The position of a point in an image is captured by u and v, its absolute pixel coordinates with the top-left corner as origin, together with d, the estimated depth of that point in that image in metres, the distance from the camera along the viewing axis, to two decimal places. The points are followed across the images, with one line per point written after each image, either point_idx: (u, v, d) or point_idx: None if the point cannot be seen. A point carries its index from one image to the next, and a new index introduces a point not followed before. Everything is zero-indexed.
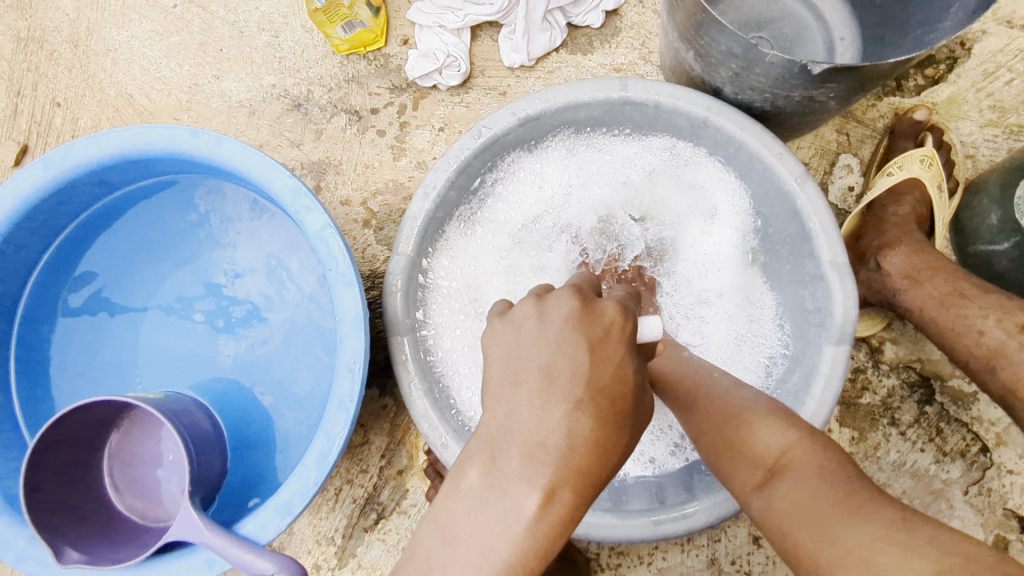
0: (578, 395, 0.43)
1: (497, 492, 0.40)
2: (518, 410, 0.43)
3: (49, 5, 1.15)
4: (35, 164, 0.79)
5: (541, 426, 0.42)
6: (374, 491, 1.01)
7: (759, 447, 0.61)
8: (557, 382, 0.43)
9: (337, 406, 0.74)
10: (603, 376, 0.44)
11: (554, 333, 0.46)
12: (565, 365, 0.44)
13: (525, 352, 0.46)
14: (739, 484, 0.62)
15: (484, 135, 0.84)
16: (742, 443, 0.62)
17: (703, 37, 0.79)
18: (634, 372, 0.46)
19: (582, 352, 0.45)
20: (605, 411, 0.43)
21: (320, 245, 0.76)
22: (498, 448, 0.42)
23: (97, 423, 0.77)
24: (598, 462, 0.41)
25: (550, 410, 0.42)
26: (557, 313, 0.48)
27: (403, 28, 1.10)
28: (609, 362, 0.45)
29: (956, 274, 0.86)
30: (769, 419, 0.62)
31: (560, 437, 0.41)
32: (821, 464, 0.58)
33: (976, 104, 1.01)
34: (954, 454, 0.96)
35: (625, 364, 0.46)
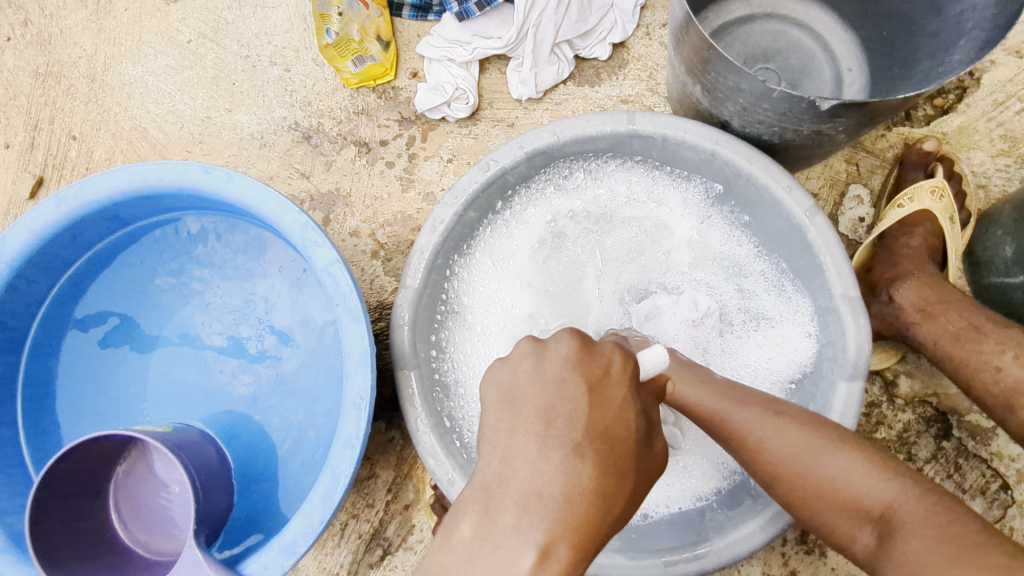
0: (576, 439, 0.42)
1: (489, 544, 0.39)
2: (514, 457, 0.42)
3: (68, 41, 1.18)
4: (48, 201, 0.79)
5: (539, 473, 0.41)
6: (380, 526, 1.00)
7: (862, 499, 0.64)
8: (554, 426, 0.43)
9: (344, 444, 0.73)
10: (604, 420, 0.44)
11: (553, 373, 0.46)
12: (563, 408, 0.44)
13: (523, 394, 0.45)
14: (849, 538, 0.65)
15: (492, 169, 0.84)
16: (844, 498, 0.65)
17: (709, 72, 0.79)
18: (635, 415, 0.46)
19: (581, 396, 0.44)
20: (604, 457, 0.42)
21: (328, 280, 0.76)
22: (493, 497, 0.41)
23: (104, 456, 0.76)
24: (598, 513, 0.41)
25: (547, 454, 0.42)
26: (556, 351, 0.48)
27: (413, 61, 1.12)
28: (611, 404, 0.45)
29: (972, 308, 0.84)
30: (864, 469, 0.65)
31: (557, 486, 0.40)
32: (925, 514, 0.60)
33: (987, 133, 1.00)
34: (973, 491, 0.94)
35: (627, 407, 0.46)
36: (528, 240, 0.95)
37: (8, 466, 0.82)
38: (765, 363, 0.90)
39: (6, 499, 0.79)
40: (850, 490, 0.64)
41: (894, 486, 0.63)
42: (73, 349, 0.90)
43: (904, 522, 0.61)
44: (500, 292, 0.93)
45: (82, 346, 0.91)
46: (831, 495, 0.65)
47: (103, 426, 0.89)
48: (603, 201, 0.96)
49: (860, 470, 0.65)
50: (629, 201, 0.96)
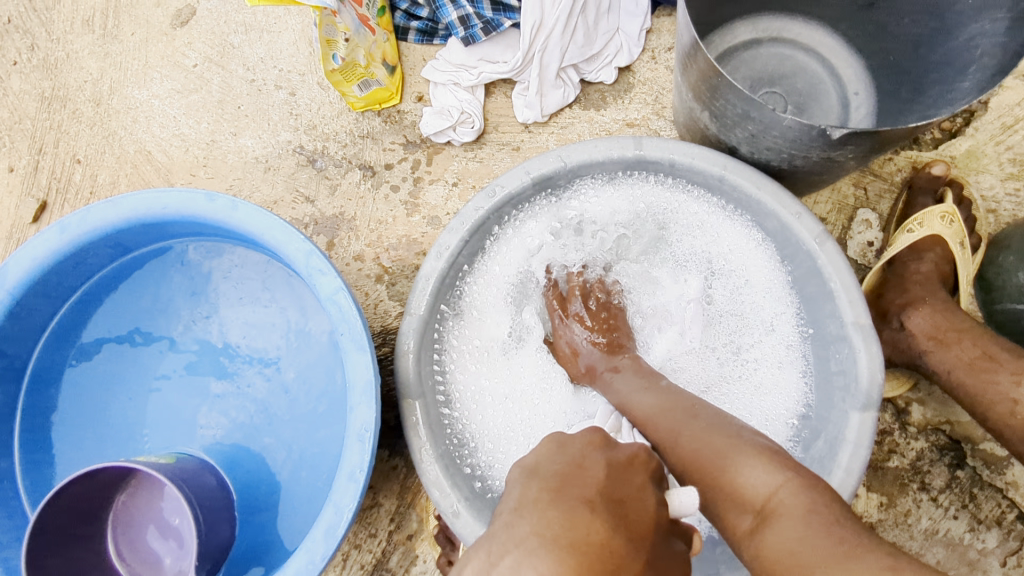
0: (589, 497, 0.41)
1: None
2: (525, 506, 0.41)
3: (74, 65, 1.18)
4: (51, 228, 0.79)
5: (545, 521, 0.39)
6: (383, 557, 0.98)
7: (745, 490, 0.60)
8: (567, 486, 0.42)
9: (347, 477, 0.72)
10: (620, 492, 0.43)
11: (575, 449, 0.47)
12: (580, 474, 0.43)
13: (542, 466, 0.45)
14: (730, 526, 0.61)
15: (498, 195, 0.83)
16: (725, 485, 0.61)
17: (717, 99, 0.79)
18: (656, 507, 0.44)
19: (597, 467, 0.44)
20: (615, 519, 0.40)
21: (332, 309, 0.75)
22: (496, 546, 0.39)
23: (100, 493, 0.75)
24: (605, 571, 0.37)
25: (557, 504, 0.40)
26: (578, 439, 0.48)
27: (419, 85, 1.12)
28: (628, 483, 0.44)
29: (985, 336, 0.83)
30: (753, 459, 0.61)
31: (562, 530, 0.38)
32: (807, 510, 0.57)
33: (996, 157, 1.00)
34: (988, 522, 0.92)
35: (646, 494, 0.44)
36: (535, 272, 0.94)
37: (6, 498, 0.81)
38: (775, 386, 0.89)
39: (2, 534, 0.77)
40: (734, 480, 0.61)
41: (780, 475, 0.60)
42: (72, 376, 0.89)
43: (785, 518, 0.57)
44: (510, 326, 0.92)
45: (81, 374, 0.89)
46: (718, 481, 0.62)
47: (101, 456, 0.87)
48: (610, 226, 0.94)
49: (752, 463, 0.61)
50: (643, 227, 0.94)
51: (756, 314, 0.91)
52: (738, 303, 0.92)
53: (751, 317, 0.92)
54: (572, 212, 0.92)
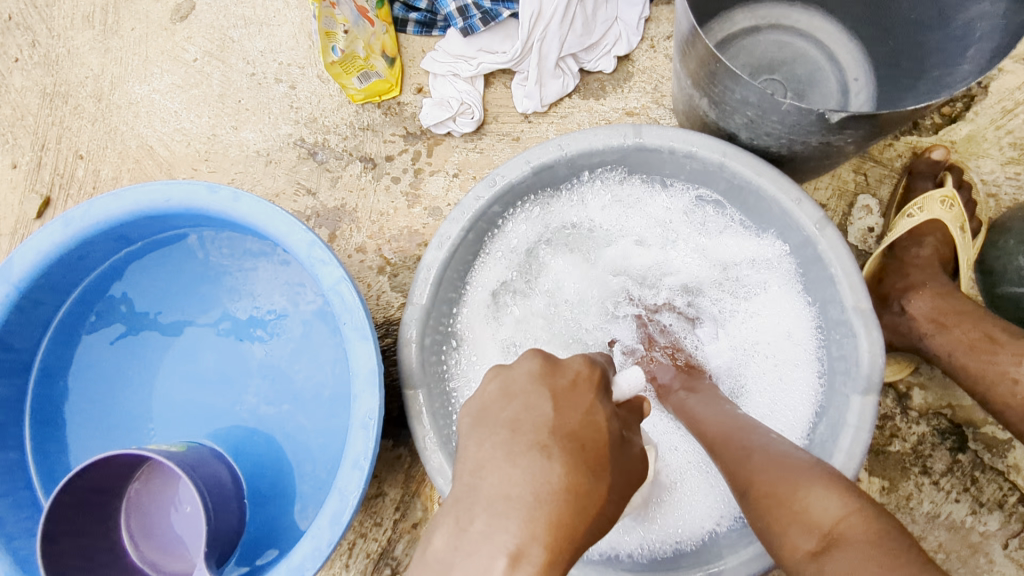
0: (544, 441, 0.43)
1: (463, 554, 0.38)
2: (483, 467, 0.42)
3: (75, 61, 1.18)
4: (56, 221, 0.80)
5: (507, 478, 0.41)
6: (388, 545, 0.99)
7: (812, 513, 0.60)
8: (520, 431, 0.44)
9: (352, 464, 0.73)
10: (571, 423, 0.45)
11: (521, 383, 0.48)
12: (531, 416, 0.45)
13: (489, 411, 0.46)
14: (789, 552, 0.61)
15: (498, 184, 0.84)
16: (796, 507, 0.61)
17: (716, 85, 0.79)
18: (605, 419, 0.48)
19: (546, 402, 0.46)
20: (573, 454, 0.43)
21: (335, 298, 0.76)
22: (462, 509, 0.41)
23: (116, 477, 0.76)
24: (569, 512, 0.40)
25: (515, 460, 0.42)
26: (523, 369, 0.50)
27: (418, 77, 1.12)
28: (576, 410, 0.47)
29: (985, 319, 0.83)
30: (824, 485, 0.62)
31: (526, 488, 0.40)
32: (873, 539, 0.57)
33: (996, 141, 1.00)
34: (990, 504, 0.92)
35: (594, 409, 0.48)
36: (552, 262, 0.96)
37: (15, 490, 0.82)
38: (789, 367, 0.88)
39: (14, 524, 0.78)
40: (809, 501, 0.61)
41: (849, 504, 0.60)
42: (79, 369, 0.90)
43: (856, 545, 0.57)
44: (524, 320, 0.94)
45: (87, 367, 0.90)
46: (787, 502, 0.62)
47: (112, 446, 0.88)
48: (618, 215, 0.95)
49: (820, 487, 0.61)
50: (649, 217, 0.95)
51: (772, 303, 0.91)
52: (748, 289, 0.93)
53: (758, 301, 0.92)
54: (574, 205, 0.95)
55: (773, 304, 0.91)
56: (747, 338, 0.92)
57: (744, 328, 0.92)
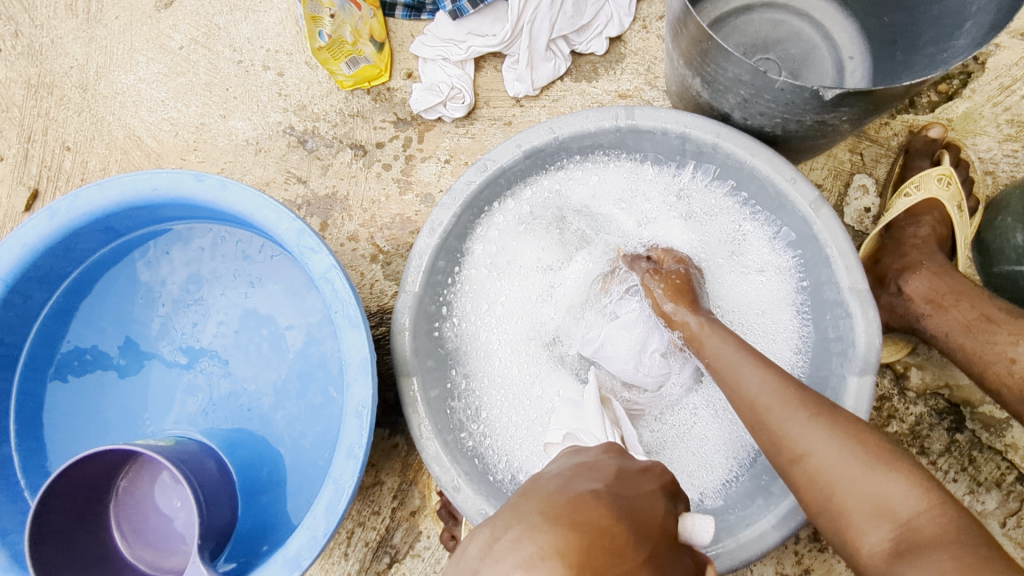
0: (597, 484, 0.41)
1: (488, 560, 0.36)
2: (526, 499, 0.40)
3: (60, 51, 1.16)
4: (41, 213, 0.78)
5: (548, 502, 0.38)
6: (386, 534, 0.99)
7: (887, 505, 0.55)
8: (579, 475, 0.43)
9: (346, 453, 0.72)
10: (637, 484, 0.42)
11: (587, 458, 0.47)
12: (590, 471, 0.43)
13: (549, 473, 0.45)
14: (857, 541, 0.55)
15: (490, 169, 0.83)
16: (868, 496, 0.56)
17: (709, 64, 0.78)
18: (672, 510, 0.42)
19: (609, 466, 0.45)
20: (624, 503, 0.39)
21: (326, 287, 0.75)
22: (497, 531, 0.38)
23: (103, 476, 0.75)
24: (607, 550, 0.35)
25: (563, 491, 0.39)
26: (594, 449, 0.50)
27: (408, 61, 1.10)
28: (647, 475, 0.44)
29: (983, 298, 0.82)
30: (901, 474, 0.56)
31: (564, 505, 0.37)
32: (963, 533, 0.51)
33: (993, 119, 0.99)
34: (988, 484, 0.92)
35: (659, 496, 0.42)
36: (539, 242, 0.94)
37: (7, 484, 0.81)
38: (771, 335, 0.89)
39: (7, 518, 0.78)
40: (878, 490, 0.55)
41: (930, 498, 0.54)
42: (70, 363, 0.89)
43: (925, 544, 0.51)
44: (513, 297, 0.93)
45: (78, 360, 0.89)
46: (857, 490, 0.56)
47: (101, 440, 0.88)
48: (606, 196, 0.94)
49: (895, 477, 0.56)
50: (631, 191, 0.94)
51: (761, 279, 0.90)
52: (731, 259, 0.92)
53: (742, 264, 0.92)
54: (561, 178, 0.93)
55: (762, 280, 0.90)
56: (742, 304, 0.91)
57: (734, 299, 0.91)
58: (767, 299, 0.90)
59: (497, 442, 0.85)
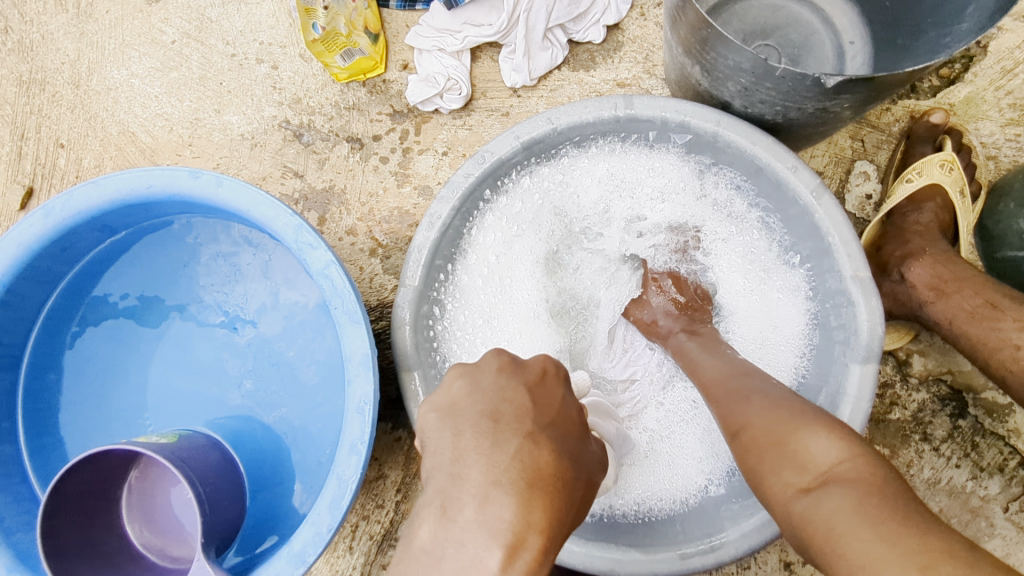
0: (527, 429, 0.43)
1: (452, 545, 0.37)
2: (465, 455, 0.41)
3: (50, 47, 1.15)
4: (36, 212, 0.78)
5: (492, 465, 0.40)
6: (391, 527, 0.99)
7: (806, 456, 0.56)
8: (502, 423, 0.43)
9: (349, 449, 0.72)
10: (550, 412, 0.46)
11: (490, 382, 0.47)
12: (508, 408, 0.45)
13: (464, 406, 0.45)
14: (780, 490, 0.57)
15: (487, 161, 0.82)
16: (789, 449, 0.58)
17: (708, 52, 0.77)
18: (573, 409, 0.49)
19: (521, 395, 0.47)
20: (555, 442, 0.44)
21: (325, 283, 0.74)
22: (449, 497, 0.39)
23: (113, 470, 0.75)
24: (555, 497, 0.40)
25: (501, 446, 0.41)
26: (489, 367, 0.49)
27: (403, 53, 1.09)
28: (551, 400, 0.48)
29: (986, 284, 0.82)
30: (820, 430, 0.58)
31: (516, 471, 0.40)
32: (870, 478, 0.53)
33: (996, 103, 0.98)
34: (990, 469, 0.92)
35: (567, 403, 0.49)
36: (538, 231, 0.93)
37: (11, 484, 0.81)
38: (773, 324, 0.89)
39: (12, 518, 0.78)
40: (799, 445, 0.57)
41: (849, 449, 0.56)
42: (72, 363, 0.89)
43: (840, 483, 0.53)
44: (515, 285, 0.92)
45: (79, 359, 0.89)
46: (780, 445, 0.58)
47: (107, 438, 0.87)
48: (611, 185, 0.92)
49: (816, 431, 0.58)
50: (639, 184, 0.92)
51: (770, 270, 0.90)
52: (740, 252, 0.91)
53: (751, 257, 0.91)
54: (562, 168, 0.91)
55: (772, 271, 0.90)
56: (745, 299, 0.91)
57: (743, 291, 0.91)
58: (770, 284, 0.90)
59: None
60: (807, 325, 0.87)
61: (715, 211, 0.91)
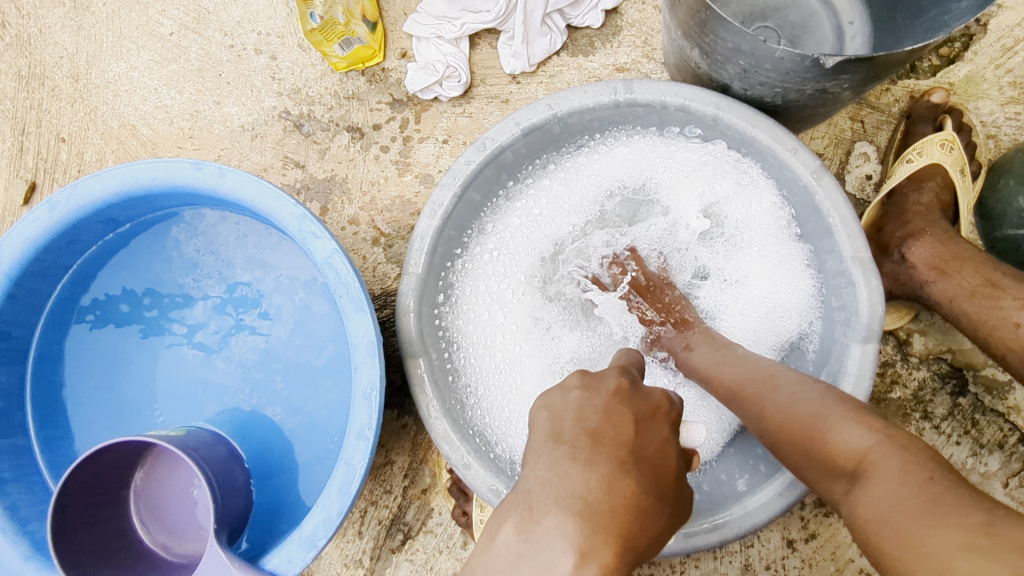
0: (622, 457, 0.42)
1: (533, 546, 0.37)
2: (560, 465, 0.41)
3: (48, 40, 1.15)
4: (40, 206, 0.78)
5: (582, 481, 0.40)
6: (399, 512, 1.00)
7: (839, 453, 0.62)
8: (602, 443, 0.43)
9: (356, 435, 0.73)
10: (647, 446, 0.44)
11: (600, 402, 0.46)
12: (610, 430, 0.44)
13: (565, 427, 0.44)
14: (827, 490, 0.64)
15: (489, 148, 0.82)
16: (821, 448, 0.63)
17: (707, 35, 0.77)
18: (674, 457, 0.46)
19: (627, 423, 0.45)
20: (646, 479, 0.42)
21: (329, 272, 0.75)
22: (537, 500, 0.40)
23: (122, 466, 0.76)
24: (632, 522, 0.39)
25: (593, 466, 0.41)
26: (606, 385, 0.48)
27: (402, 40, 1.09)
28: (654, 436, 0.45)
29: (986, 263, 0.82)
30: (850, 422, 0.63)
31: (600, 494, 0.39)
32: (902, 466, 0.58)
33: (996, 81, 0.98)
34: (990, 445, 0.93)
35: (668, 445, 0.46)
36: (537, 216, 0.94)
37: (25, 475, 0.82)
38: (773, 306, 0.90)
39: (28, 507, 0.79)
40: (828, 440, 0.63)
41: (876, 438, 0.61)
42: (78, 355, 0.90)
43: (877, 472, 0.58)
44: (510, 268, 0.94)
45: (86, 351, 0.90)
46: (813, 446, 0.64)
47: (116, 429, 0.89)
48: (610, 166, 0.94)
49: (844, 425, 0.63)
50: (641, 163, 0.94)
51: (764, 243, 0.91)
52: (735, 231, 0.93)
53: (744, 235, 0.93)
54: (583, 161, 0.94)
55: (765, 243, 0.91)
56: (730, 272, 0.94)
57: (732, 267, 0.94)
58: (771, 267, 0.90)
59: (500, 419, 0.87)
60: (806, 294, 0.87)
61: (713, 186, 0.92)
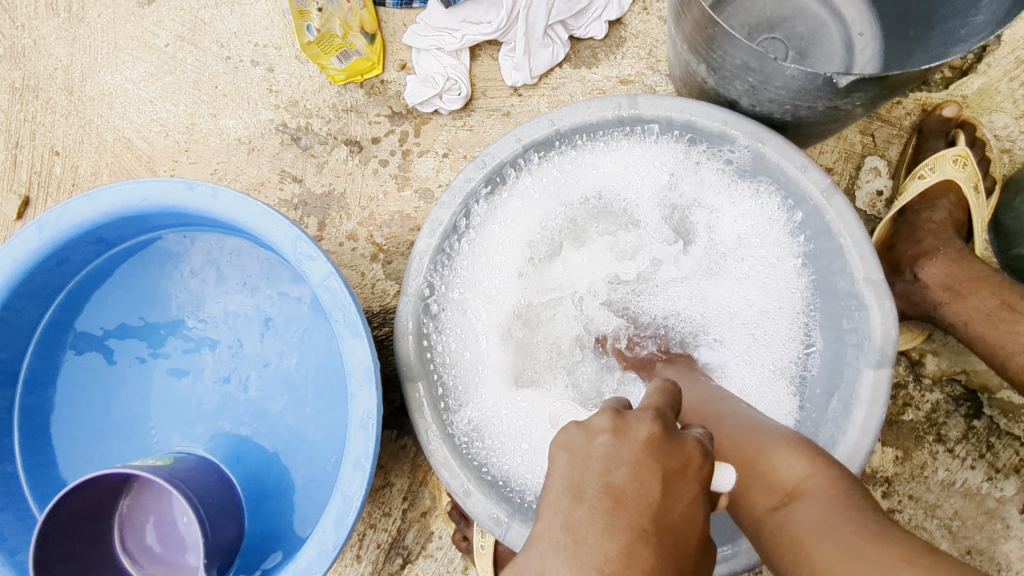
0: (643, 525, 0.40)
1: None
2: (579, 528, 0.40)
3: (42, 52, 1.13)
4: (29, 227, 0.76)
5: (598, 550, 0.38)
6: (398, 535, 0.98)
7: (775, 475, 0.59)
8: (624, 506, 0.40)
9: (353, 465, 0.71)
10: (673, 512, 0.41)
11: (628, 453, 0.42)
12: (635, 492, 0.41)
13: (586, 482, 0.42)
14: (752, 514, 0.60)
15: (488, 165, 0.79)
16: (756, 470, 0.60)
17: (715, 51, 0.74)
18: (704, 516, 0.43)
19: (654, 482, 0.41)
20: (667, 551, 0.39)
21: (325, 295, 0.73)
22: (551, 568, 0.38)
23: (108, 495, 0.74)
24: None
25: (611, 534, 0.39)
26: (638, 433, 0.44)
27: (401, 52, 1.07)
28: (682, 498, 0.42)
29: (1002, 285, 0.80)
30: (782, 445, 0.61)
31: (618, 565, 0.38)
32: (831, 491, 0.57)
33: (1010, 94, 0.95)
34: (1006, 470, 0.91)
35: (698, 506, 0.42)
36: (530, 221, 0.89)
37: (14, 502, 0.80)
38: (776, 309, 0.87)
39: (15, 537, 0.77)
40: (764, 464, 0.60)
41: (806, 460, 0.60)
42: (69, 376, 0.88)
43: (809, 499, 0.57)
44: (505, 282, 0.89)
45: (78, 373, 0.88)
46: (748, 467, 0.60)
47: (109, 454, 0.86)
48: (604, 172, 0.89)
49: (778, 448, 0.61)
50: (636, 171, 0.89)
51: (762, 256, 0.88)
52: (732, 242, 0.89)
53: (744, 247, 0.89)
54: (570, 164, 0.88)
55: (763, 257, 0.88)
56: (724, 286, 0.89)
57: (727, 282, 0.89)
58: (773, 269, 0.87)
59: (497, 432, 0.84)
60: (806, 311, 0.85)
61: (714, 197, 0.89)
